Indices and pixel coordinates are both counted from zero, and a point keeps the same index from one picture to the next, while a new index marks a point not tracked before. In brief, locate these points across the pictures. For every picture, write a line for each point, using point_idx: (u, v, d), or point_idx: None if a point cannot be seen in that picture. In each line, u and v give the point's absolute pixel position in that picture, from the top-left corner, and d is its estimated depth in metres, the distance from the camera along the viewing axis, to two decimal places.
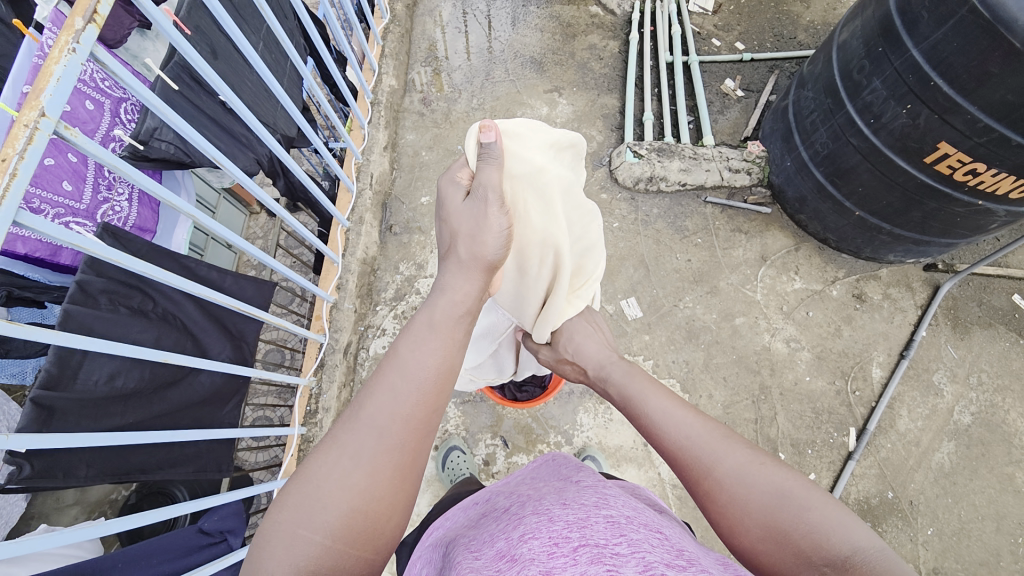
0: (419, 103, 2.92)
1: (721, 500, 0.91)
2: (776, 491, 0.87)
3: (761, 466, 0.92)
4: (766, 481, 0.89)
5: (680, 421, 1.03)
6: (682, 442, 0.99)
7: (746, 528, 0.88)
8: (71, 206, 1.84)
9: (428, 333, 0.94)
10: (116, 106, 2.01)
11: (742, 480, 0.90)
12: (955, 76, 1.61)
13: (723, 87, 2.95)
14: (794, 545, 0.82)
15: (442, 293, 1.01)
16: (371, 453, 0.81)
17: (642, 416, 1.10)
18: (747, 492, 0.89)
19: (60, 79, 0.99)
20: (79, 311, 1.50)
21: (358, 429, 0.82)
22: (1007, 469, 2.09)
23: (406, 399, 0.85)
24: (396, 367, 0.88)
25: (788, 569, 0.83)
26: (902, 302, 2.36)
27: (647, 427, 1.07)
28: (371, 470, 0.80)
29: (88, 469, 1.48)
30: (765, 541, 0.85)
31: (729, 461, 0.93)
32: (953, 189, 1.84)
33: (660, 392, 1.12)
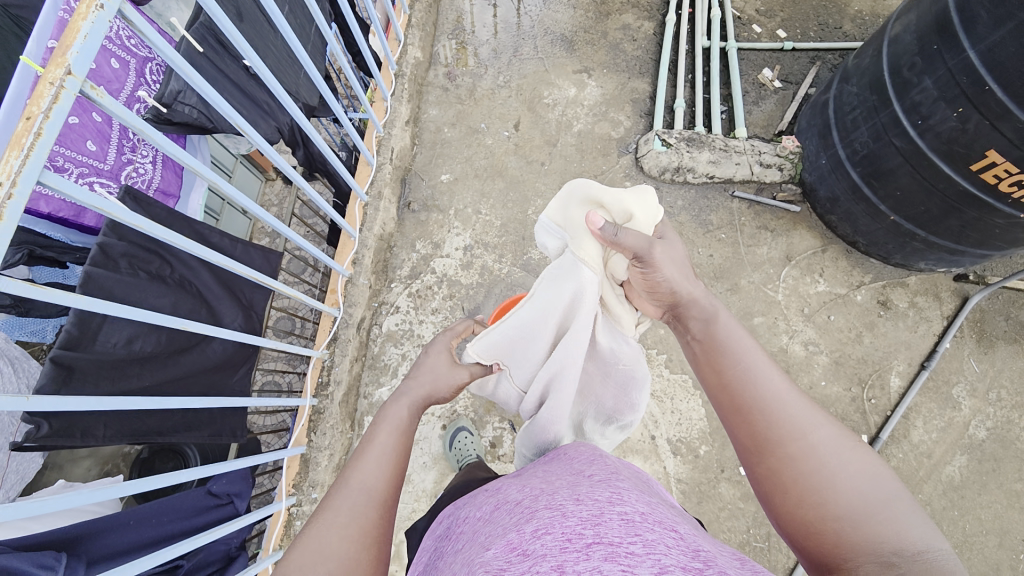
0: (443, 77, 2.84)
1: (804, 467, 0.90)
2: (867, 475, 0.87)
3: (851, 448, 0.91)
4: (857, 463, 0.89)
5: (771, 380, 0.99)
6: (773, 400, 0.96)
7: (821, 501, 0.86)
8: (95, 166, 1.84)
9: (400, 416, 1.11)
10: (141, 65, 1.98)
11: (834, 455, 0.89)
12: (1011, 81, 1.53)
13: (760, 76, 2.83)
14: (874, 529, 0.81)
15: (408, 387, 1.18)
16: (359, 515, 0.93)
17: (727, 359, 1.03)
18: (837, 468, 0.88)
19: (88, 36, 0.97)
20: (100, 274, 1.52)
21: (347, 496, 0.95)
22: (1020, 488, 2.06)
23: (385, 468, 1.01)
24: (379, 448, 1.04)
25: (856, 551, 0.80)
26: (928, 312, 2.30)
27: (730, 374, 1.01)
28: (359, 531, 0.92)
29: (105, 430, 1.51)
30: (839, 520, 0.84)
31: (821, 433, 0.93)
32: (995, 199, 1.76)
33: (750, 340, 1.04)
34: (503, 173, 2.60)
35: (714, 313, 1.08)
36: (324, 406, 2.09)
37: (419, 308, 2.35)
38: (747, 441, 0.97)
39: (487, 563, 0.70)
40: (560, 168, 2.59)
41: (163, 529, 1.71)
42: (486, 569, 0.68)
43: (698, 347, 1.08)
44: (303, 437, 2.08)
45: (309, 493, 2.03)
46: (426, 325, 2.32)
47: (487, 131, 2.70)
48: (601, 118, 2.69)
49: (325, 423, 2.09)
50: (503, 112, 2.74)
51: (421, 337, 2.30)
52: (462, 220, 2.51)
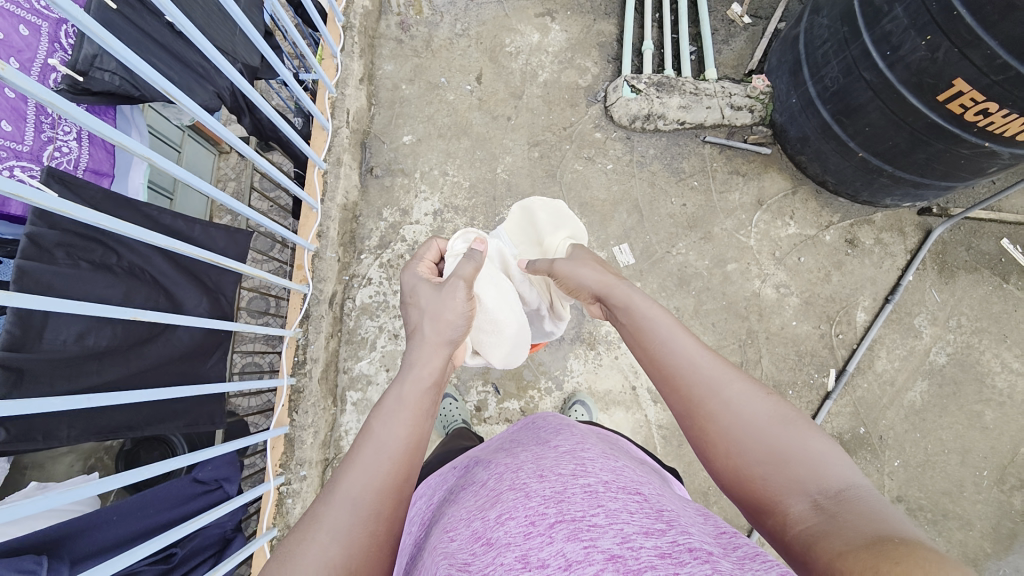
0: (396, 28, 2.64)
1: (722, 421, 0.90)
2: (778, 419, 0.87)
3: (765, 398, 0.91)
4: (769, 410, 0.89)
5: (688, 345, 1.02)
6: (689, 363, 0.98)
7: (742, 451, 0.86)
8: (13, 148, 1.67)
9: (400, 407, 0.94)
10: (54, 29, 1.76)
11: (748, 405, 0.89)
12: (980, 6, 1.49)
13: (729, 12, 2.72)
14: (791, 470, 0.80)
15: (411, 370, 1.01)
16: (348, 525, 0.78)
17: (648, 333, 1.08)
18: (750, 417, 0.88)
19: None
20: (35, 267, 1.39)
21: (337, 502, 0.80)
22: (975, 406, 2.20)
23: (379, 471, 0.85)
24: (373, 442, 0.88)
25: (780, 495, 0.79)
26: (893, 247, 2.36)
27: (652, 346, 1.05)
28: (347, 543, 0.77)
29: (69, 430, 1.45)
30: (762, 466, 0.83)
31: (737, 387, 0.93)
32: (961, 130, 1.76)
33: (667, 316, 1.09)
34: (468, 130, 2.48)
35: (631, 300, 1.17)
36: (302, 384, 2.06)
37: (392, 279, 2.29)
38: (677, 408, 0.97)
39: (452, 555, 0.71)
40: (528, 121, 2.48)
41: (150, 521, 1.69)
42: (451, 562, 0.69)
43: (628, 330, 1.14)
44: (285, 417, 2.02)
45: (297, 471, 2.02)
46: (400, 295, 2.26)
47: (449, 86, 2.55)
48: (567, 66, 2.56)
49: (306, 401, 2.06)
50: (463, 64, 2.58)
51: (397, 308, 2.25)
52: (429, 184, 2.41)
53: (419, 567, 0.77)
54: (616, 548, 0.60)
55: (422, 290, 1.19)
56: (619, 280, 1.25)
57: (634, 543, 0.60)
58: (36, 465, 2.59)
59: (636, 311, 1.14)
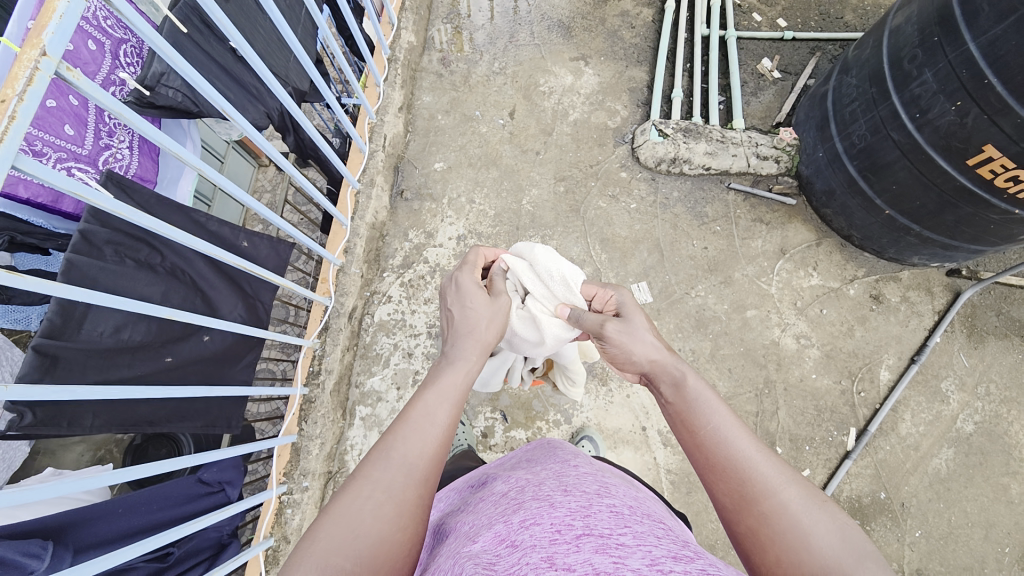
0: (437, 62, 2.79)
1: (775, 527, 0.83)
2: (841, 535, 0.80)
3: (822, 506, 0.85)
4: (830, 522, 0.82)
5: (740, 438, 0.95)
6: (743, 459, 0.91)
7: (797, 563, 0.79)
8: (73, 151, 1.79)
9: (449, 387, 1.02)
10: (117, 47, 1.91)
11: (805, 513, 0.83)
12: (1011, 75, 1.51)
13: (759, 66, 2.80)
14: (786, 520, 0.83)
15: (460, 359, 1.10)
16: (400, 486, 0.85)
17: (699, 417, 0.99)
18: (808, 526, 0.81)
19: (64, 16, 0.94)
20: (83, 261, 1.48)
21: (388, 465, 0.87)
22: (1003, 480, 2.09)
23: (429, 442, 0.92)
24: (421, 416, 0.95)
25: (775, 543, 0.82)
26: (920, 306, 2.31)
27: (702, 433, 0.97)
28: (399, 500, 0.84)
29: (93, 420, 1.50)
30: (760, 510, 0.85)
31: (791, 492, 0.87)
32: (991, 194, 1.76)
33: (719, 404, 1.01)
34: (497, 162, 2.56)
35: (682, 375, 1.08)
36: (314, 396, 2.08)
37: (411, 298, 2.33)
38: (686, 439, 0.99)
39: (476, 556, 0.68)
40: (555, 157, 2.56)
41: (152, 517, 1.70)
42: (474, 560, 0.67)
43: (673, 412, 1.04)
44: (293, 425, 2.05)
45: (300, 482, 2.01)
46: (418, 315, 2.29)
47: (482, 119, 2.66)
48: (598, 107, 2.65)
49: (316, 412, 2.07)
50: (498, 100, 2.70)
51: (414, 327, 2.28)
52: (455, 210, 2.48)
53: (432, 567, 0.77)
54: (646, 568, 0.57)
55: (462, 276, 1.26)
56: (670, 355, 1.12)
57: (664, 563, 0.58)
58: (51, 450, 2.66)
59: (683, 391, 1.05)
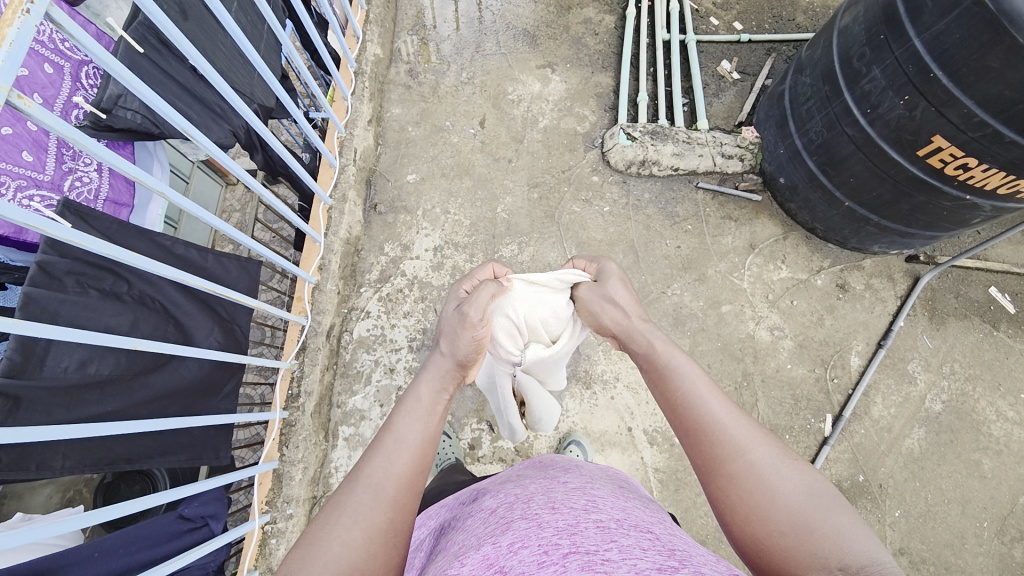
0: (405, 74, 2.79)
1: (746, 486, 0.86)
2: (808, 492, 0.84)
3: (792, 463, 0.89)
4: (797, 480, 0.86)
5: (714, 400, 0.97)
6: (716, 421, 0.94)
7: (764, 520, 0.83)
8: (34, 178, 1.73)
9: (421, 406, 1.00)
10: (76, 70, 1.85)
11: (773, 472, 0.87)
12: (954, 69, 1.60)
13: (719, 68, 2.89)
14: (755, 479, 0.87)
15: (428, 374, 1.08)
16: (369, 510, 0.84)
17: (675, 383, 1.01)
18: (777, 484, 0.86)
19: (14, 44, 0.91)
20: (42, 295, 1.43)
21: (359, 487, 0.87)
22: (973, 455, 2.18)
23: (401, 462, 0.91)
24: (393, 437, 0.94)
25: (745, 501, 0.86)
26: (884, 293, 2.41)
27: (677, 397, 1.00)
28: (368, 524, 0.83)
29: (64, 461, 1.43)
30: (733, 469, 0.88)
31: (761, 452, 0.90)
32: (943, 183, 1.84)
33: (694, 368, 1.04)
34: (471, 171, 2.57)
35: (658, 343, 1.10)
36: (295, 418, 2.04)
37: (390, 312, 2.30)
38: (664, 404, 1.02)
39: None
40: (527, 164, 2.58)
41: (132, 559, 1.63)
42: None
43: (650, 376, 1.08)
44: (274, 451, 2.00)
45: (284, 509, 1.96)
46: (398, 329, 2.27)
47: (453, 129, 2.66)
48: (566, 113, 2.69)
49: (297, 435, 2.03)
50: (467, 109, 2.71)
51: (394, 342, 2.25)
52: (431, 221, 2.47)
53: None
54: None
55: (446, 306, 1.24)
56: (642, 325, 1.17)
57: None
58: (15, 494, 2.53)
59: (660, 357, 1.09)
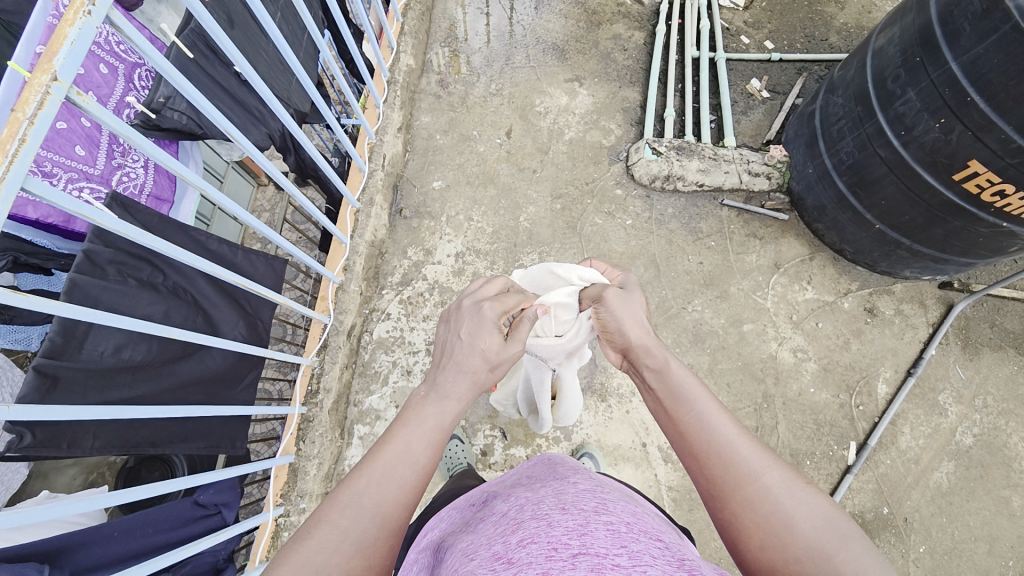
0: (436, 84, 2.86)
1: (759, 512, 0.85)
2: (823, 518, 0.82)
3: (805, 488, 0.87)
4: (810, 505, 0.85)
5: (723, 424, 0.95)
6: (728, 446, 0.92)
7: (780, 547, 0.82)
8: (85, 170, 1.83)
9: (424, 419, 0.99)
10: (131, 71, 1.96)
11: (786, 497, 0.85)
12: (993, 93, 1.56)
13: (748, 86, 2.88)
14: (767, 506, 0.85)
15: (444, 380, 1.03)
16: (374, 519, 0.87)
17: (683, 405, 0.98)
18: (790, 510, 0.84)
19: (74, 43, 0.97)
20: (86, 281, 1.50)
21: (360, 502, 0.87)
22: (1006, 493, 2.08)
23: (406, 479, 0.91)
24: (398, 452, 0.93)
25: (758, 527, 0.85)
26: (914, 319, 2.33)
27: (686, 420, 0.97)
28: (374, 533, 0.86)
29: (93, 441, 1.49)
30: (745, 496, 0.87)
31: (773, 476, 0.88)
32: (978, 208, 1.80)
33: (702, 388, 1.01)
34: (495, 180, 2.61)
35: (665, 360, 1.05)
36: (313, 415, 2.08)
37: (410, 315, 2.34)
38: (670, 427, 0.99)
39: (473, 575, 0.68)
40: (551, 175, 2.61)
41: (148, 541, 1.69)
42: None
43: (657, 397, 1.03)
44: (291, 445, 2.04)
45: (297, 503, 1.99)
46: (417, 332, 2.30)
47: (479, 139, 2.71)
48: (593, 127, 2.71)
49: (314, 431, 2.06)
50: (494, 120, 2.75)
51: (412, 344, 2.28)
52: (454, 227, 2.51)
53: None
54: None
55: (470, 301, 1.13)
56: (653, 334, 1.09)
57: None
58: (45, 472, 2.63)
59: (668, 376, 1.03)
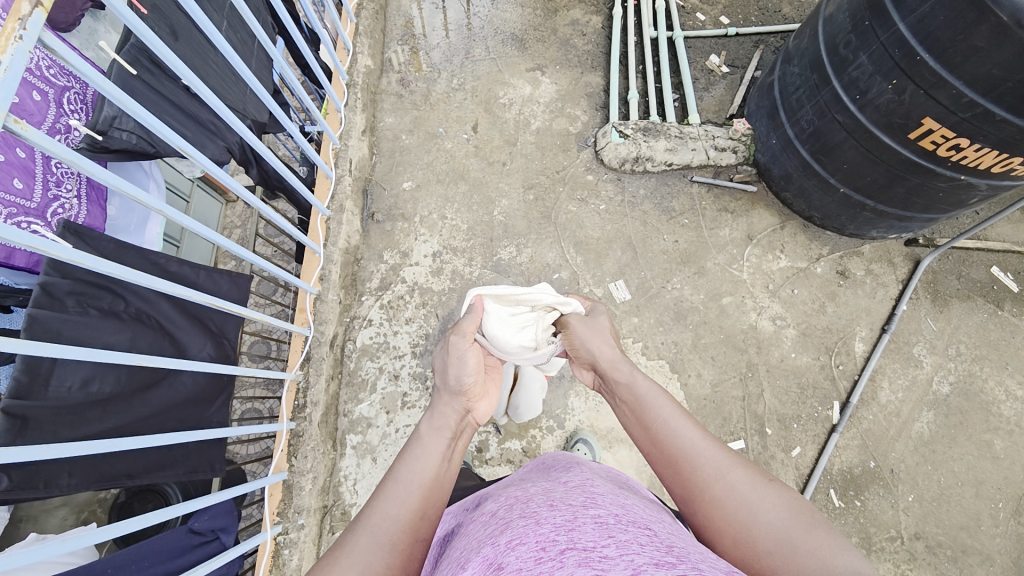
0: (397, 84, 2.82)
1: (729, 509, 0.92)
2: (786, 511, 0.90)
3: (767, 485, 0.95)
4: (775, 500, 0.92)
5: (688, 429, 1.05)
6: (694, 449, 1.01)
7: (750, 543, 0.88)
8: (22, 205, 1.75)
9: (423, 452, 1.08)
10: (60, 96, 1.86)
11: (751, 494, 0.93)
12: (941, 51, 1.60)
13: (708, 63, 2.91)
14: (732, 504, 0.93)
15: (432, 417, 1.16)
16: (372, 553, 0.90)
17: (649, 413, 1.10)
18: (757, 506, 0.91)
19: (8, 70, 0.93)
20: (46, 315, 1.45)
21: (361, 530, 0.94)
22: (984, 436, 2.17)
23: (405, 508, 0.97)
24: (398, 482, 1.02)
25: (728, 526, 0.91)
26: (885, 277, 2.40)
27: (655, 427, 1.08)
28: (370, 566, 0.88)
29: (70, 478, 1.45)
30: (713, 496, 0.95)
31: (738, 475, 0.97)
32: (936, 164, 1.85)
33: (665, 396, 1.13)
34: (465, 176, 2.59)
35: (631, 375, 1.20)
36: (302, 429, 2.04)
37: (392, 319, 2.31)
38: (640, 438, 1.10)
39: None
40: (522, 166, 2.60)
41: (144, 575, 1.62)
42: None
43: (628, 408, 1.15)
44: (283, 462, 1.99)
45: (294, 520, 1.96)
46: (401, 335, 2.28)
47: (446, 135, 2.69)
48: (558, 114, 2.71)
49: (305, 446, 2.03)
50: (460, 115, 2.73)
51: (397, 348, 2.26)
52: (428, 227, 2.48)
53: None
54: None
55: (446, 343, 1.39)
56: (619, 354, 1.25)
57: (645, 571, 0.60)
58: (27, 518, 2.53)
59: (632, 387, 1.17)
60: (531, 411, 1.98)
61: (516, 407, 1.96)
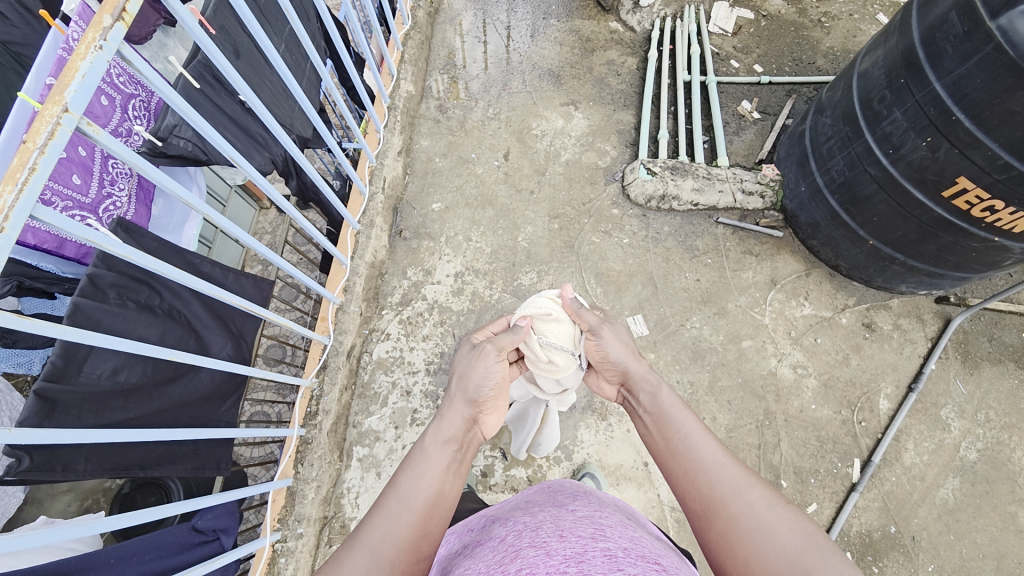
0: (435, 109, 2.94)
1: (743, 527, 0.91)
2: (802, 534, 0.87)
3: (785, 507, 0.92)
4: (792, 522, 0.89)
5: (708, 444, 1.05)
6: (712, 463, 1.01)
7: (764, 563, 0.86)
8: (78, 200, 1.85)
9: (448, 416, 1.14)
10: (126, 102, 2.00)
11: (765, 512, 0.91)
12: (977, 112, 1.61)
13: (739, 108, 2.96)
14: (746, 522, 0.91)
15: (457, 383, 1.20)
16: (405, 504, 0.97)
17: (671, 426, 1.10)
18: (772, 525, 0.89)
19: (85, 76, 1.01)
20: (89, 304, 1.51)
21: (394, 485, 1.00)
22: (1010, 509, 2.05)
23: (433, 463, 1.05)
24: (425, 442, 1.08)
25: (742, 543, 0.90)
26: (912, 334, 2.34)
27: (675, 440, 1.07)
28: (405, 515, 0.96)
29: (86, 464, 1.49)
30: (727, 511, 0.94)
31: (753, 493, 0.95)
32: (969, 224, 1.82)
33: (688, 411, 1.12)
34: (493, 201, 2.65)
35: (654, 386, 1.19)
36: (312, 436, 2.06)
37: (410, 335, 2.34)
38: (659, 451, 1.10)
39: None
40: (549, 195, 2.65)
41: (141, 568, 1.66)
42: None
43: (649, 420, 1.14)
44: (289, 469, 2.02)
45: (295, 528, 1.95)
46: (417, 352, 2.31)
47: (478, 161, 2.77)
48: (588, 148, 2.78)
49: (313, 453, 2.04)
50: (492, 143, 2.82)
51: (412, 364, 2.28)
52: (453, 247, 2.54)
53: None
54: None
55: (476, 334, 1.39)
56: (644, 364, 1.24)
57: None
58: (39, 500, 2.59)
59: (657, 398, 1.16)
60: (551, 443, 1.96)
61: (537, 443, 1.94)
